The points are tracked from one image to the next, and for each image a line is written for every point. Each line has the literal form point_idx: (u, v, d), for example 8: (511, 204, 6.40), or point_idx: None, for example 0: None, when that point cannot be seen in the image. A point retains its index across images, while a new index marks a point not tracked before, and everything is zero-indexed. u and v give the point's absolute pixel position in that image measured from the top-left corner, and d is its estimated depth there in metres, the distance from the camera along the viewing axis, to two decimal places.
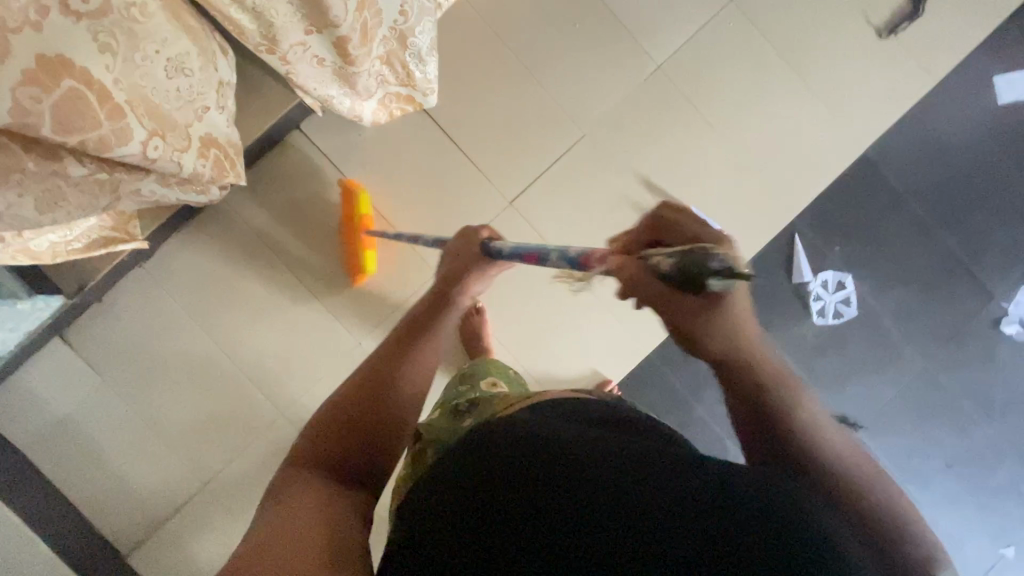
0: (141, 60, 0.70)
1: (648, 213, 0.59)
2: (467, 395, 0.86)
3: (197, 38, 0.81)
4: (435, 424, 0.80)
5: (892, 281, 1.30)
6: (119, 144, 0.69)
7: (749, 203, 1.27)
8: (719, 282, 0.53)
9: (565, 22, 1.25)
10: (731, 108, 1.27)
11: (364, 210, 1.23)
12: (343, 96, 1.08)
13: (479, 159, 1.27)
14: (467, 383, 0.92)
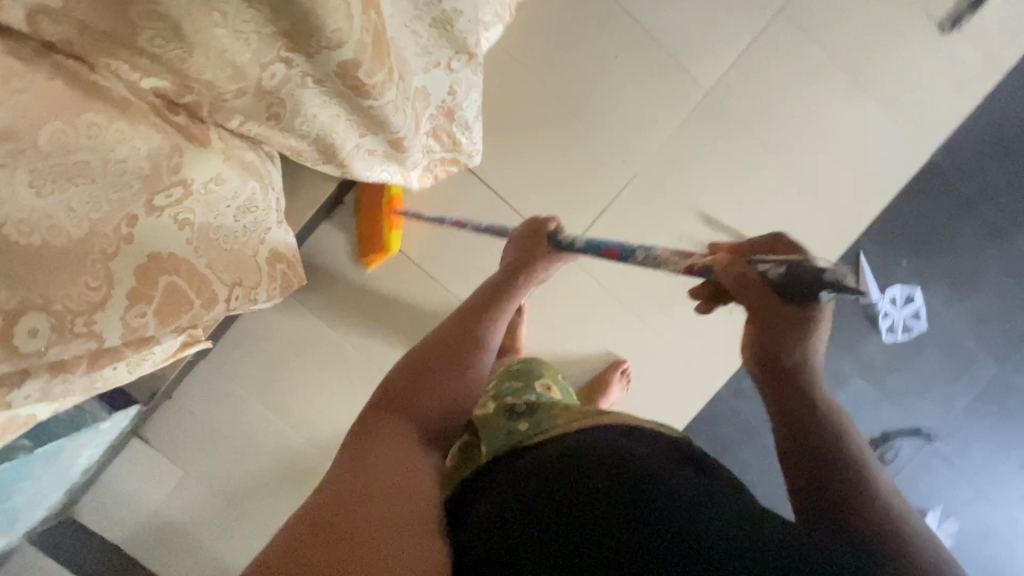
0: (217, 220, 0.68)
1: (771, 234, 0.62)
2: (521, 396, 0.80)
3: (258, 171, 0.78)
4: (489, 417, 0.73)
5: (963, 289, 1.26)
6: (207, 311, 0.68)
7: (810, 226, 1.24)
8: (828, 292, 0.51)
9: (605, 58, 1.19)
10: (786, 128, 1.21)
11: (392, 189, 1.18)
12: (392, 173, 0.98)
13: (528, 212, 1.23)
14: (520, 379, 0.88)
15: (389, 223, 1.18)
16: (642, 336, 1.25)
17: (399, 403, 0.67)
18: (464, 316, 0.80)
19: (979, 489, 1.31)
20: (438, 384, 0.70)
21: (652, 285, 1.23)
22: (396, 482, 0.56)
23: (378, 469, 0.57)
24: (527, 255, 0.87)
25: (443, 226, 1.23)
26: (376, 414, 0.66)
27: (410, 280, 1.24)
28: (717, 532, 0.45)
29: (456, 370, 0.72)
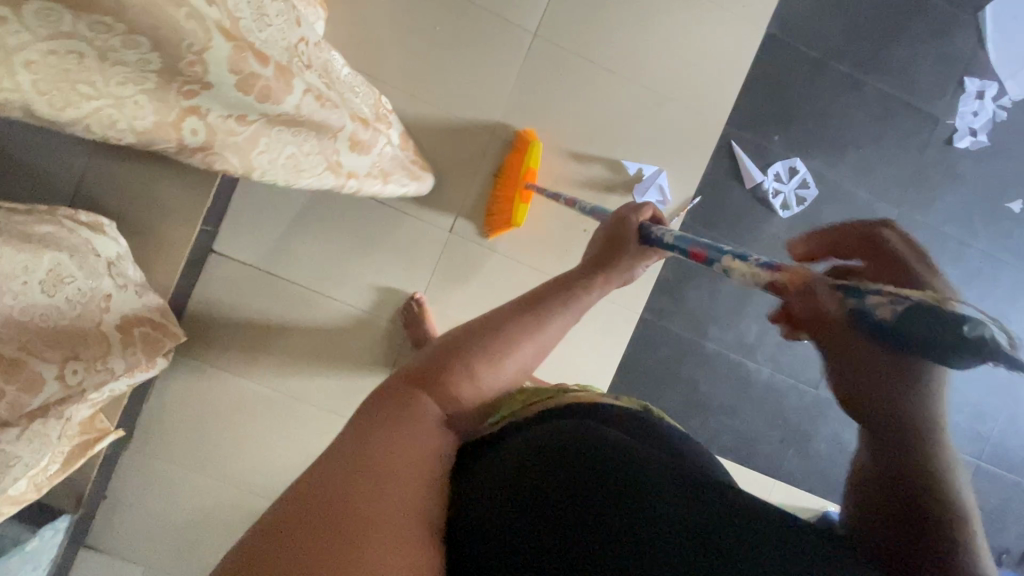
0: (16, 300, 0.68)
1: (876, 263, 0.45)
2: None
3: (62, 240, 0.75)
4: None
5: (838, 145, 1.27)
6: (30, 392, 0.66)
7: (677, 130, 1.23)
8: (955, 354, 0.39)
9: (426, 33, 1.18)
10: (622, 44, 1.21)
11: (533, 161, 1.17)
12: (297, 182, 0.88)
13: (400, 203, 1.21)
14: None
15: (519, 197, 1.18)
16: None
17: (442, 371, 0.60)
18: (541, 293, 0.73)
19: None
20: (473, 370, 0.61)
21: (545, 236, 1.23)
22: (412, 452, 0.52)
23: (402, 433, 0.53)
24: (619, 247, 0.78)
25: (322, 243, 1.20)
26: (434, 367, 0.61)
27: (309, 306, 1.21)
28: (699, 512, 0.48)
29: (496, 354, 0.63)
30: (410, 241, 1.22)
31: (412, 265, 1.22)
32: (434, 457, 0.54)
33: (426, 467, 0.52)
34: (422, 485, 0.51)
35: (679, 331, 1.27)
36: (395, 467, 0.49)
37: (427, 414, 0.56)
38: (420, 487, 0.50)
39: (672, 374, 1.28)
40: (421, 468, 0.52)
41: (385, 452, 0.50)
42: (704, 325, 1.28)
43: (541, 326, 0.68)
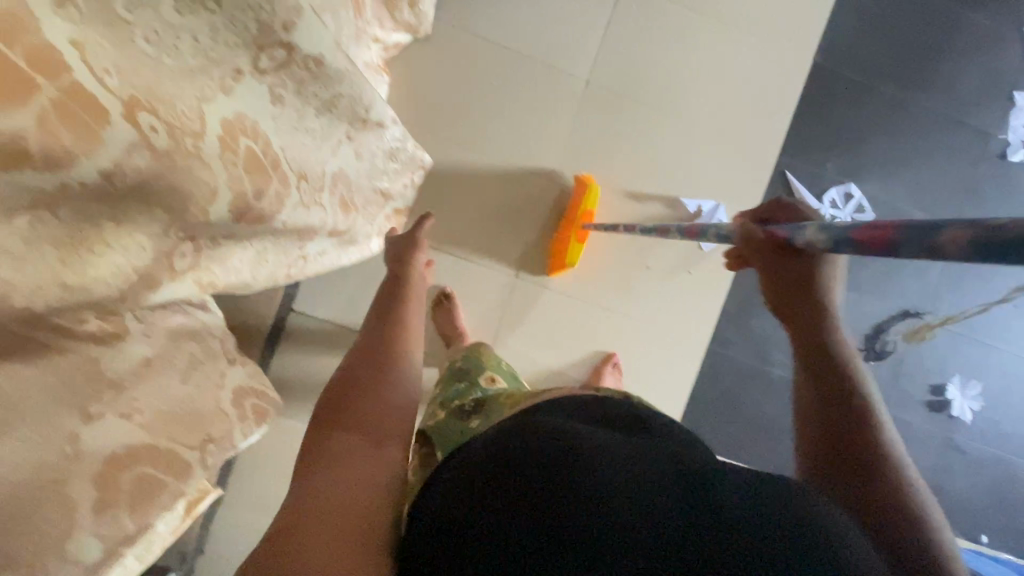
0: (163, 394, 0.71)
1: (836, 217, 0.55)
2: (468, 395, 0.87)
3: (188, 329, 0.80)
4: (443, 425, 0.79)
5: (893, 167, 1.29)
6: (184, 479, 0.70)
7: (732, 164, 1.26)
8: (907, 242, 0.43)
9: (483, 88, 1.22)
10: (672, 84, 1.24)
11: (589, 207, 1.21)
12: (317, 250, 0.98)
13: (466, 252, 1.25)
14: (464, 379, 0.95)
15: (577, 239, 1.22)
16: (616, 323, 1.27)
17: (342, 402, 0.68)
18: (382, 319, 0.88)
19: (982, 343, 1.33)
20: (368, 393, 0.69)
21: (609, 274, 1.26)
22: (351, 481, 0.57)
23: (334, 471, 0.58)
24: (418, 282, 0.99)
25: None
26: (327, 411, 0.67)
27: None
28: (656, 499, 0.45)
29: (376, 379, 0.72)
30: (477, 289, 1.26)
31: (480, 311, 1.26)
32: (369, 475, 0.59)
33: (372, 487, 0.58)
34: (366, 506, 0.55)
35: (745, 360, 1.29)
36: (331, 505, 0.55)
37: (341, 445, 0.62)
38: (366, 501, 0.56)
39: (740, 402, 1.29)
40: (359, 491, 0.56)
41: (325, 492, 0.55)
42: (768, 352, 1.30)
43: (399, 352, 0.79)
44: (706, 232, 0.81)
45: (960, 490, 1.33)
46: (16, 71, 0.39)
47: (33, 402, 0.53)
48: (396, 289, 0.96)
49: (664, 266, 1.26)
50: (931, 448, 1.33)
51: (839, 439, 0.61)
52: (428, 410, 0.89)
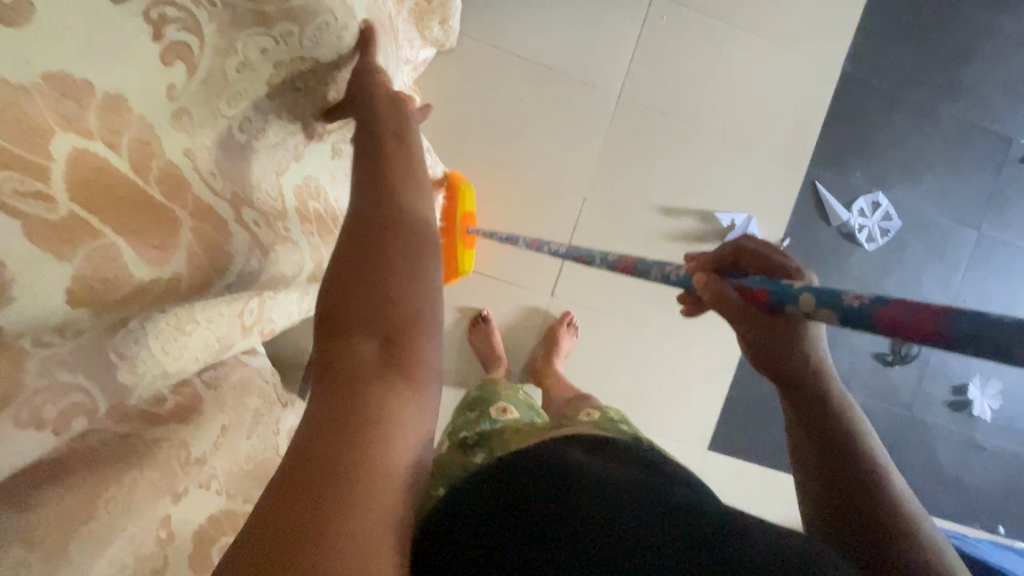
0: None
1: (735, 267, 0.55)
2: (476, 426, 0.79)
3: None
4: (444, 459, 0.70)
5: (918, 173, 1.30)
6: None
7: (762, 176, 1.26)
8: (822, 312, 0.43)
9: (513, 103, 1.19)
10: (703, 96, 1.23)
11: (467, 206, 1.11)
12: None
13: (500, 271, 1.23)
14: (477, 408, 0.87)
15: (462, 245, 1.12)
16: (650, 337, 1.27)
17: (356, 310, 0.45)
18: (369, 205, 0.51)
19: None
20: (376, 344, 0.43)
21: (642, 289, 1.26)
22: (397, 430, 0.40)
23: (385, 413, 0.40)
24: (405, 150, 0.56)
25: None
26: (347, 299, 0.45)
27: None
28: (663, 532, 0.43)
29: (397, 305, 0.45)
30: (512, 307, 1.24)
31: (516, 329, 1.24)
32: (411, 424, 0.42)
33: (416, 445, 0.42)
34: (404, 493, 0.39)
35: None
36: (367, 466, 0.38)
37: (372, 362, 0.43)
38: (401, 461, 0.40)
39: (773, 410, 1.31)
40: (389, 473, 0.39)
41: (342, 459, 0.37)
42: None
43: (420, 275, 0.47)
44: (648, 269, 0.65)
45: (979, 485, 1.38)
46: (158, 206, 0.49)
47: (137, 496, 0.53)
48: (384, 187, 0.52)
49: None
50: (954, 446, 1.37)
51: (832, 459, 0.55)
52: (437, 443, 0.82)
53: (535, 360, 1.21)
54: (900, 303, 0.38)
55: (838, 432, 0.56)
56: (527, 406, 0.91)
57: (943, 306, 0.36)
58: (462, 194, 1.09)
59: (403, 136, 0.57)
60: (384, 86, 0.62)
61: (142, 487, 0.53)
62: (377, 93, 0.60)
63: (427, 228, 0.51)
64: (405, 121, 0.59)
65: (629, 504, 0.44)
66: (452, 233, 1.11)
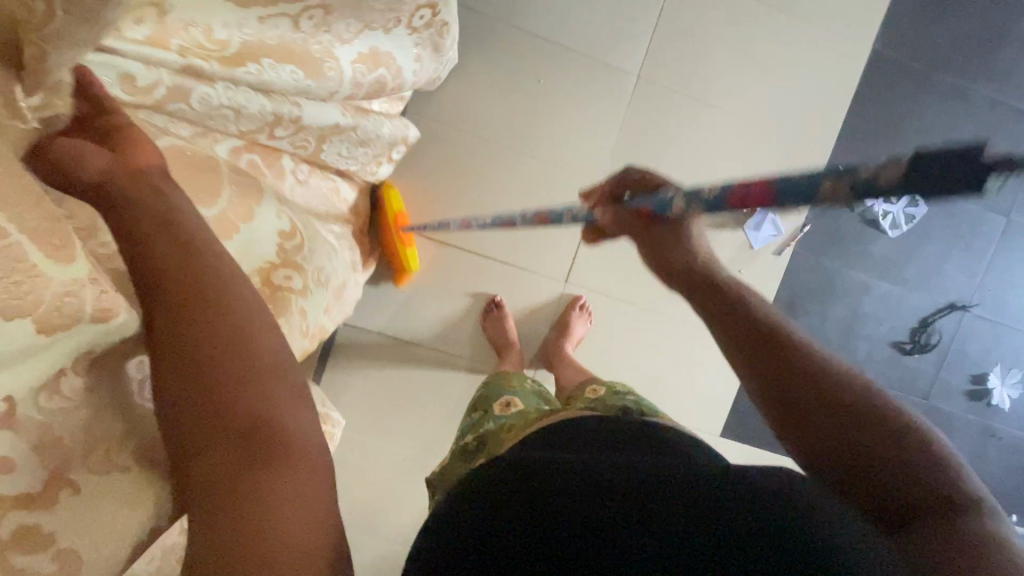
0: None
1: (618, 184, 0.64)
2: (479, 426, 0.81)
3: None
4: (446, 469, 0.76)
5: None
6: None
7: (784, 160, 1.23)
8: (700, 204, 0.54)
9: (528, 84, 1.16)
10: (725, 77, 1.19)
11: (397, 209, 1.12)
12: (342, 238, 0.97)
13: (513, 257, 1.22)
14: (481, 407, 0.87)
15: (401, 244, 1.13)
16: (664, 324, 1.26)
17: (184, 357, 0.50)
18: (168, 318, 0.51)
19: None
20: (209, 371, 0.50)
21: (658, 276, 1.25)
22: (276, 491, 0.46)
23: (257, 487, 0.46)
24: (173, 231, 0.54)
25: (441, 304, 1.21)
26: (189, 410, 0.49)
27: (431, 368, 1.23)
28: (655, 500, 0.46)
29: (210, 329, 0.51)
30: (525, 295, 1.23)
31: (529, 317, 1.24)
32: (290, 483, 0.47)
33: (311, 500, 0.48)
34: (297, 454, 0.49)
35: None
36: (267, 454, 0.47)
37: (228, 454, 0.47)
38: (304, 507, 0.47)
39: None
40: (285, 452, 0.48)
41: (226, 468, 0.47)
42: None
43: (225, 294, 0.53)
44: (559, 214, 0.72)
45: (993, 475, 1.37)
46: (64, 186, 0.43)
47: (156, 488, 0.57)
48: (190, 288, 0.52)
49: None
50: (970, 436, 1.35)
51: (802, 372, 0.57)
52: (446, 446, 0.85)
53: (547, 347, 1.21)
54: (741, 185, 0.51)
55: (793, 343, 0.59)
56: (534, 394, 0.90)
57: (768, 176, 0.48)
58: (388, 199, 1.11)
59: (166, 219, 0.54)
60: (107, 160, 0.55)
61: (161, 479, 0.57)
62: (110, 170, 0.55)
63: (242, 312, 0.53)
64: (153, 175, 0.57)
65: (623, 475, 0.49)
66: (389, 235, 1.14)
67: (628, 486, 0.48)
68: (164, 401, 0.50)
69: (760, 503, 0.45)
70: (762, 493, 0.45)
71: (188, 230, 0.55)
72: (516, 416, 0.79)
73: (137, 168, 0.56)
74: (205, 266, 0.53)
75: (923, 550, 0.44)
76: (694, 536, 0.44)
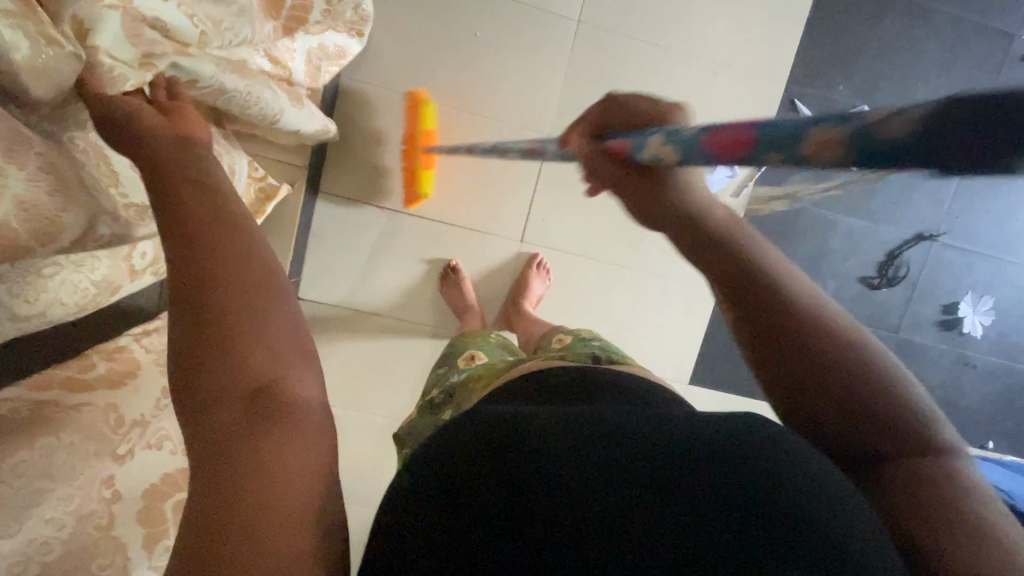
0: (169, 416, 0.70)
1: (598, 126, 0.54)
2: (445, 381, 0.80)
3: None
4: (416, 423, 0.74)
5: (911, 82, 1.21)
6: None
7: (735, 98, 1.19)
8: (659, 150, 0.43)
9: (465, 37, 1.12)
10: (670, 13, 1.15)
11: (427, 125, 1.11)
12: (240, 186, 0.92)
13: (468, 219, 1.20)
14: (447, 364, 0.87)
15: (421, 167, 1.13)
16: (625, 276, 1.25)
17: (200, 277, 0.43)
18: (194, 254, 0.44)
19: (999, 257, 1.31)
20: (227, 303, 0.43)
21: (616, 227, 1.23)
22: (283, 465, 0.39)
23: (263, 449, 0.39)
24: (201, 183, 0.50)
25: (396, 273, 1.21)
26: (203, 349, 0.42)
27: (394, 337, 1.23)
28: (676, 470, 0.38)
29: (234, 252, 0.46)
30: (483, 257, 1.22)
31: (488, 279, 1.23)
32: (300, 454, 0.41)
33: (308, 475, 0.40)
34: (310, 427, 0.43)
35: None
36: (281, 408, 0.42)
37: (235, 417, 0.41)
38: (311, 485, 0.40)
39: None
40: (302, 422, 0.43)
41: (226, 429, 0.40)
42: None
43: (244, 222, 0.48)
44: (546, 151, 0.68)
45: (970, 404, 1.37)
46: None
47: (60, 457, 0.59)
48: (212, 233, 0.46)
49: None
50: (943, 366, 1.34)
51: (788, 340, 0.50)
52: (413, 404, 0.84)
53: (508, 307, 1.20)
54: (717, 126, 0.38)
55: (810, 313, 0.50)
56: (497, 347, 0.90)
57: (752, 122, 0.35)
58: (422, 116, 1.11)
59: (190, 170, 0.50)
60: (162, 126, 0.56)
61: (61, 451, 0.60)
62: (156, 136, 0.55)
63: (258, 260, 0.46)
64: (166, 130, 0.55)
65: (598, 435, 0.42)
66: (415, 153, 1.12)
67: (631, 460, 0.40)
68: (191, 349, 0.42)
69: (749, 468, 0.38)
70: (754, 455, 0.39)
71: (212, 186, 0.50)
72: (480, 367, 0.79)
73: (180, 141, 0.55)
74: (224, 191, 0.50)
75: (912, 524, 0.41)
76: (702, 492, 0.37)
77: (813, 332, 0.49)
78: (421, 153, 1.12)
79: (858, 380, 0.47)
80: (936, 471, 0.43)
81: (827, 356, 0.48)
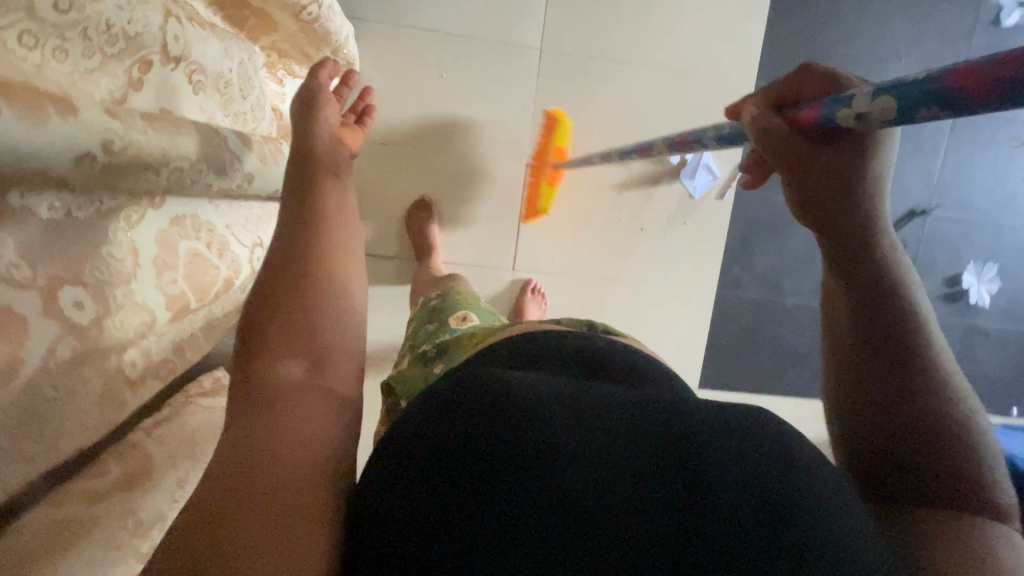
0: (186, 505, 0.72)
1: (802, 74, 0.50)
2: (437, 337, 0.79)
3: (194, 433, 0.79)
4: (405, 374, 0.71)
5: (882, 62, 1.20)
6: None
7: (706, 102, 1.20)
8: (878, 102, 0.40)
9: (431, 80, 1.14)
10: (631, 28, 1.16)
11: (563, 141, 1.17)
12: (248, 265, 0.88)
13: (459, 255, 1.21)
14: (437, 319, 0.87)
15: (549, 183, 1.19)
16: (620, 290, 1.26)
17: (299, 254, 0.53)
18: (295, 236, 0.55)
19: (997, 222, 1.29)
20: (316, 278, 0.52)
21: (605, 243, 1.24)
22: (301, 417, 0.43)
23: (286, 414, 0.42)
24: (311, 183, 0.61)
25: (394, 314, 1.23)
26: (280, 305, 0.49)
27: None
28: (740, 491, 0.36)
29: (331, 241, 0.56)
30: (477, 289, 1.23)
31: None
32: (311, 423, 0.43)
33: (322, 449, 0.42)
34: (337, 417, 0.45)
35: (756, 297, 1.28)
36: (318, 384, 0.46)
37: (283, 375, 0.45)
38: (319, 446, 0.42)
39: (759, 337, 1.29)
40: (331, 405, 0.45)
41: (270, 380, 0.45)
42: (780, 283, 1.27)
43: (345, 224, 0.59)
44: (703, 140, 0.70)
45: (986, 372, 1.35)
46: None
47: None
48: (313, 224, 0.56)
49: (658, 223, 1.24)
50: (955, 338, 1.33)
51: (887, 350, 0.49)
52: (400, 355, 0.83)
53: None
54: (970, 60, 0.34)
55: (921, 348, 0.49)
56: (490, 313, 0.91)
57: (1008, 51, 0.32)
58: (559, 130, 1.16)
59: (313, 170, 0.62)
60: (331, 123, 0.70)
61: None
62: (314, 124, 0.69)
63: (347, 260, 0.56)
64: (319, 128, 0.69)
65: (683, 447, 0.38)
66: (541, 169, 1.19)
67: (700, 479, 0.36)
68: (270, 301, 0.50)
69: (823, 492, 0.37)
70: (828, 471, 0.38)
71: (328, 192, 0.60)
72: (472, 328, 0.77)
73: (302, 148, 0.65)
74: (334, 195, 0.60)
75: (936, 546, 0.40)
76: (744, 508, 0.35)
77: (915, 358, 0.48)
78: (551, 166, 1.18)
79: (911, 381, 0.47)
80: (958, 509, 0.43)
81: (916, 381, 0.47)
